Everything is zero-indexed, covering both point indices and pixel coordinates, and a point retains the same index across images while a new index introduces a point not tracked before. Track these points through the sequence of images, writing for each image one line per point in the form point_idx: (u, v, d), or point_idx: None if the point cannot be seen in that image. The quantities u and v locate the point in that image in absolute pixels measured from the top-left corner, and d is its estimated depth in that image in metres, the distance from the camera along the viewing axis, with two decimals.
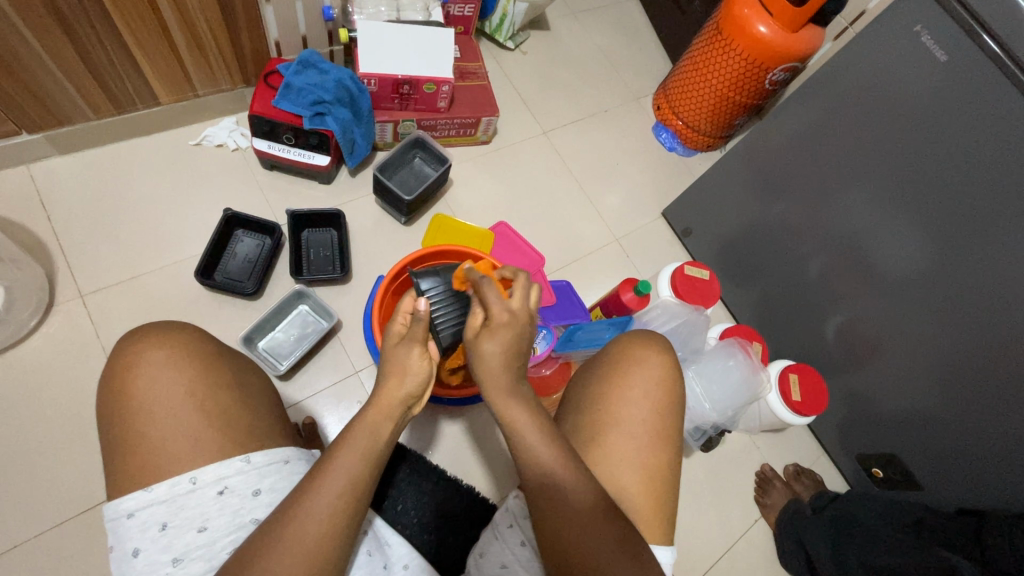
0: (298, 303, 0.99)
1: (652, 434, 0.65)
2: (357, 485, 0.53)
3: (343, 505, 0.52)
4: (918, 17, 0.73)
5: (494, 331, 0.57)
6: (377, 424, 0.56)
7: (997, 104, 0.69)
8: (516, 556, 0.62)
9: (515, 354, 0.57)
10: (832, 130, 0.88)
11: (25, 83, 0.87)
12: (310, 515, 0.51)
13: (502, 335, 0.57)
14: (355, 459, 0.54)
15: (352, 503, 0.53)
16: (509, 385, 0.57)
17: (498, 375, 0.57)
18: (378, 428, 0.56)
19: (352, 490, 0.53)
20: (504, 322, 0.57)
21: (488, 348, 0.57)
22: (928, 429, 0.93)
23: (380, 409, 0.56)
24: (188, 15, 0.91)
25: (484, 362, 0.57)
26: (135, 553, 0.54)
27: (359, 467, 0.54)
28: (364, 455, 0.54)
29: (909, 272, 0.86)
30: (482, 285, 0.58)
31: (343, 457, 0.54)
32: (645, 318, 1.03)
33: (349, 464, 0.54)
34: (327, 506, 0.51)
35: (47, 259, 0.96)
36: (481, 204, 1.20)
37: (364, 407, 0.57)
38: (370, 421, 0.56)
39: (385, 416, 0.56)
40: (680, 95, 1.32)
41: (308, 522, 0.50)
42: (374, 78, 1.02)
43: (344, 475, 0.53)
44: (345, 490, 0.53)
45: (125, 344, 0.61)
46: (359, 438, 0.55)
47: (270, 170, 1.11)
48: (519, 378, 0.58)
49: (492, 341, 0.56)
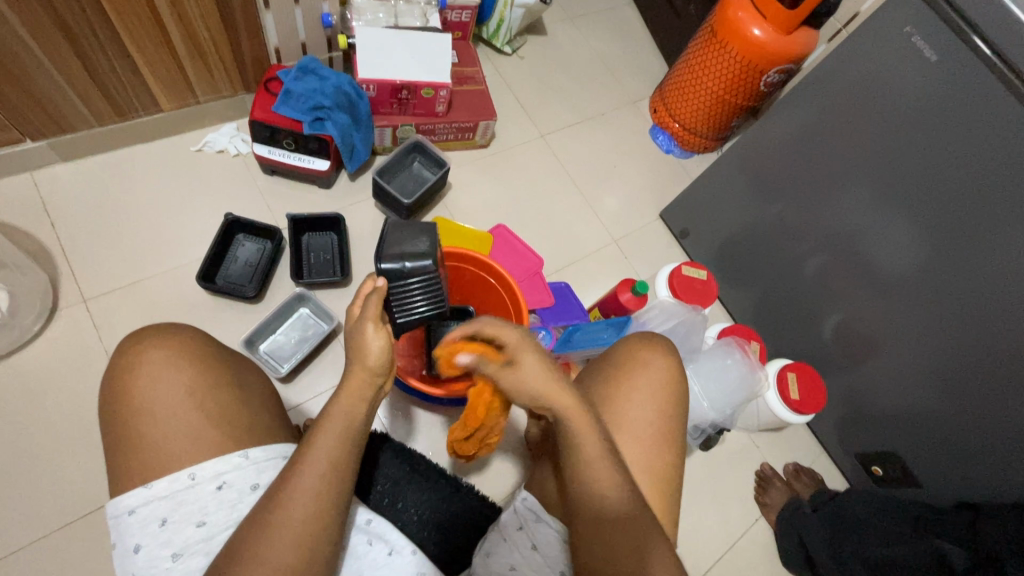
0: (298, 307, 1.00)
1: (657, 436, 0.66)
2: (334, 466, 0.54)
3: (326, 489, 0.53)
4: (908, 18, 0.74)
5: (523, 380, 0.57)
6: (350, 408, 0.56)
7: (990, 104, 0.70)
8: (526, 559, 0.63)
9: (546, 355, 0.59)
10: (826, 130, 0.89)
11: (29, 91, 0.89)
12: (295, 497, 0.52)
13: (530, 344, 0.58)
14: (334, 442, 0.55)
15: (336, 487, 0.54)
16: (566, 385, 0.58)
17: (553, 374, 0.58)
18: (353, 412, 0.56)
19: (333, 472, 0.54)
20: (522, 334, 0.58)
21: (531, 359, 0.57)
22: (927, 428, 0.93)
23: (349, 393, 0.57)
24: (188, 22, 0.92)
25: (536, 375, 0.57)
26: (137, 549, 0.55)
27: (337, 449, 0.55)
28: (340, 436, 0.55)
29: (904, 271, 0.87)
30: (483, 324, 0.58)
31: (323, 441, 0.54)
32: (644, 318, 1.04)
33: (328, 447, 0.54)
34: (310, 489, 0.52)
35: (51, 265, 0.97)
36: (480, 208, 1.21)
37: (337, 392, 0.57)
38: (344, 407, 0.56)
39: (358, 400, 0.57)
40: (677, 97, 1.34)
41: (294, 505, 0.51)
42: (373, 84, 1.04)
43: (323, 459, 0.54)
44: (326, 473, 0.53)
45: (127, 345, 0.61)
46: (335, 423, 0.56)
47: (270, 175, 1.12)
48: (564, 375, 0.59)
49: (530, 354, 0.57)
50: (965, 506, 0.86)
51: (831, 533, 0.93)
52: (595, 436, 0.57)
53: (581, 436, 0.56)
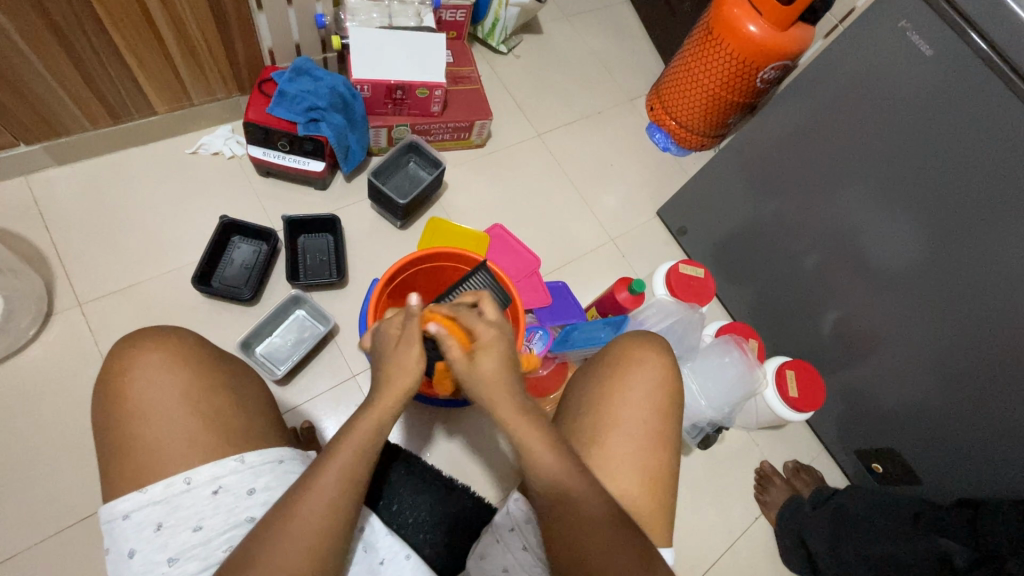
0: (295, 309, 0.99)
1: (652, 435, 0.66)
2: (351, 480, 0.54)
3: (341, 501, 0.53)
4: (902, 13, 0.73)
5: (483, 352, 0.57)
6: (376, 425, 0.57)
7: (985, 99, 0.69)
8: (518, 560, 0.62)
9: (508, 369, 0.58)
10: (822, 127, 0.88)
11: (23, 96, 0.89)
12: (310, 513, 0.51)
13: (490, 351, 0.57)
14: (352, 458, 0.55)
15: (349, 499, 0.54)
16: (516, 399, 0.57)
17: (501, 388, 0.57)
18: (376, 430, 0.57)
19: (348, 487, 0.54)
20: (492, 336, 0.58)
21: (485, 365, 0.57)
22: (927, 424, 0.93)
23: (378, 411, 0.57)
24: (182, 25, 0.92)
25: (485, 382, 0.57)
26: (132, 553, 0.54)
27: (356, 464, 0.55)
28: (360, 451, 0.55)
29: (902, 266, 0.86)
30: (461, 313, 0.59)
31: (342, 456, 0.54)
32: (640, 317, 1.02)
33: (346, 463, 0.54)
34: (323, 505, 0.52)
35: (46, 269, 0.97)
36: (476, 207, 1.20)
37: (362, 409, 0.57)
38: (366, 423, 0.56)
39: (380, 418, 0.57)
40: (673, 95, 1.33)
41: (309, 522, 0.51)
42: (368, 84, 1.03)
43: (341, 476, 0.54)
44: (341, 489, 0.53)
45: (120, 349, 0.61)
46: (355, 439, 0.56)
47: (266, 177, 1.12)
48: (520, 391, 0.58)
49: (486, 358, 0.57)
50: (965, 503, 0.86)
51: (831, 532, 0.92)
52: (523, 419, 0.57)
53: (529, 447, 0.56)
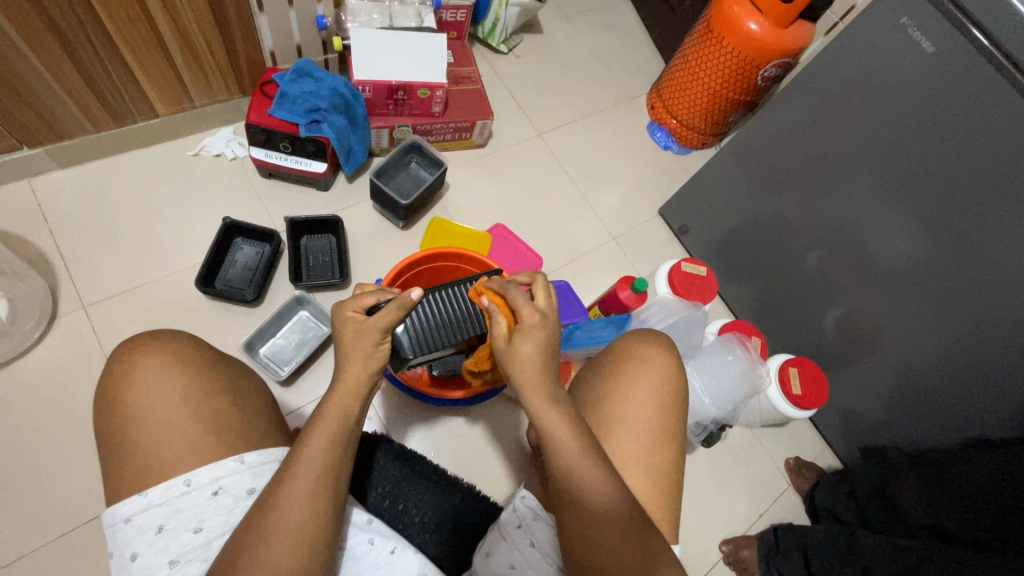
0: (298, 310, 1.00)
1: (657, 432, 0.66)
2: (330, 463, 0.55)
3: (321, 490, 0.53)
4: (903, 10, 0.73)
5: (529, 327, 0.58)
6: (345, 407, 0.57)
7: (986, 95, 0.69)
8: (526, 558, 0.62)
9: (548, 355, 0.58)
10: (823, 125, 0.88)
11: (26, 100, 0.89)
12: (293, 501, 0.52)
13: (534, 333, 0.58)
14: (327, 442, 0.55)
15: (331, 486, 0.54)
16: (546, 386, 0.57)
17: (535, 372, 0.57)
18: (347, 409, 0.57)
19: (327, 471, 0.54)
20: (536, 320, 0.59)
21: (523, 348, 0.58)
22: (931, 421, 0.93)
23: (345, 392, 0.58)
24: (184, 28, 0.93)
25: (520, 364, 0.58)
26: (133, 557, 0.54)
27: (331, 449, 0.55)
28: (334, 436, 0.56)
29: (905, 262, 0.86)
30: (511, 291, 0.61)
31: (316, 441, 0.55)
32: (644, 316, 1.02)
33: (322, 447, 0.55)
34: (306, 493, 0.53)
35: (49, 272, 0.97)
36: (478, 208, 1.20)
37: (330, 391, 0.58)
38: (336, 403, 0.57)
39: (352, 396, 0.58)
40: (674, 93, 1.33)
41: (291, 510, 0.52)
42: (369, 85, 1.04)
43: (319, 460, 0.54)
44: (321, 473, 0.54)
45: (120, 353, 0.61)
46: (327, 422, 0.56)
47: (268, 179, 1.12)
48: (557, 381, 0.58)
49: (526, 341, 0.58)
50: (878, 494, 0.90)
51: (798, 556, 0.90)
52: (547, 396, 0.57)
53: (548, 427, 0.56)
